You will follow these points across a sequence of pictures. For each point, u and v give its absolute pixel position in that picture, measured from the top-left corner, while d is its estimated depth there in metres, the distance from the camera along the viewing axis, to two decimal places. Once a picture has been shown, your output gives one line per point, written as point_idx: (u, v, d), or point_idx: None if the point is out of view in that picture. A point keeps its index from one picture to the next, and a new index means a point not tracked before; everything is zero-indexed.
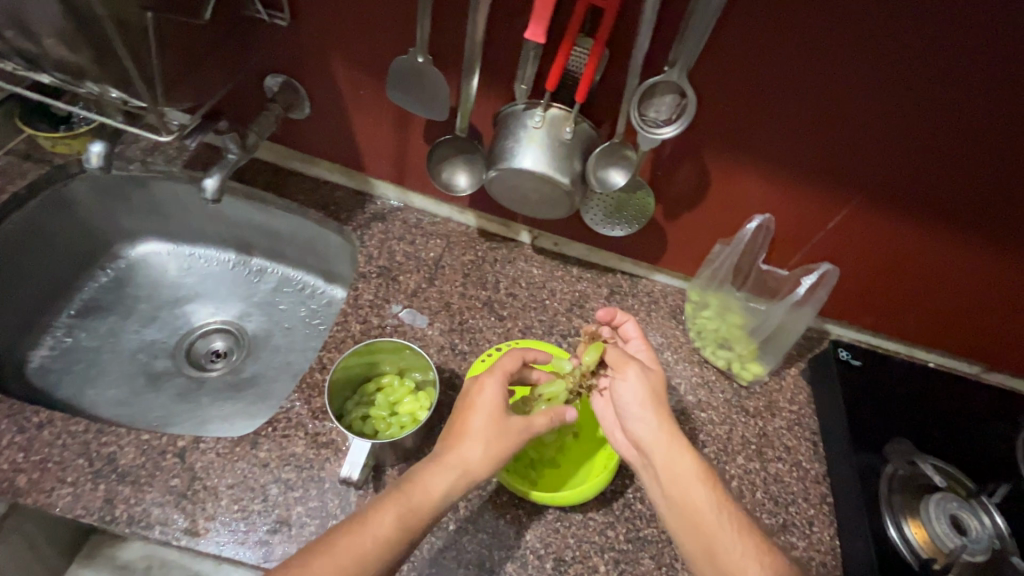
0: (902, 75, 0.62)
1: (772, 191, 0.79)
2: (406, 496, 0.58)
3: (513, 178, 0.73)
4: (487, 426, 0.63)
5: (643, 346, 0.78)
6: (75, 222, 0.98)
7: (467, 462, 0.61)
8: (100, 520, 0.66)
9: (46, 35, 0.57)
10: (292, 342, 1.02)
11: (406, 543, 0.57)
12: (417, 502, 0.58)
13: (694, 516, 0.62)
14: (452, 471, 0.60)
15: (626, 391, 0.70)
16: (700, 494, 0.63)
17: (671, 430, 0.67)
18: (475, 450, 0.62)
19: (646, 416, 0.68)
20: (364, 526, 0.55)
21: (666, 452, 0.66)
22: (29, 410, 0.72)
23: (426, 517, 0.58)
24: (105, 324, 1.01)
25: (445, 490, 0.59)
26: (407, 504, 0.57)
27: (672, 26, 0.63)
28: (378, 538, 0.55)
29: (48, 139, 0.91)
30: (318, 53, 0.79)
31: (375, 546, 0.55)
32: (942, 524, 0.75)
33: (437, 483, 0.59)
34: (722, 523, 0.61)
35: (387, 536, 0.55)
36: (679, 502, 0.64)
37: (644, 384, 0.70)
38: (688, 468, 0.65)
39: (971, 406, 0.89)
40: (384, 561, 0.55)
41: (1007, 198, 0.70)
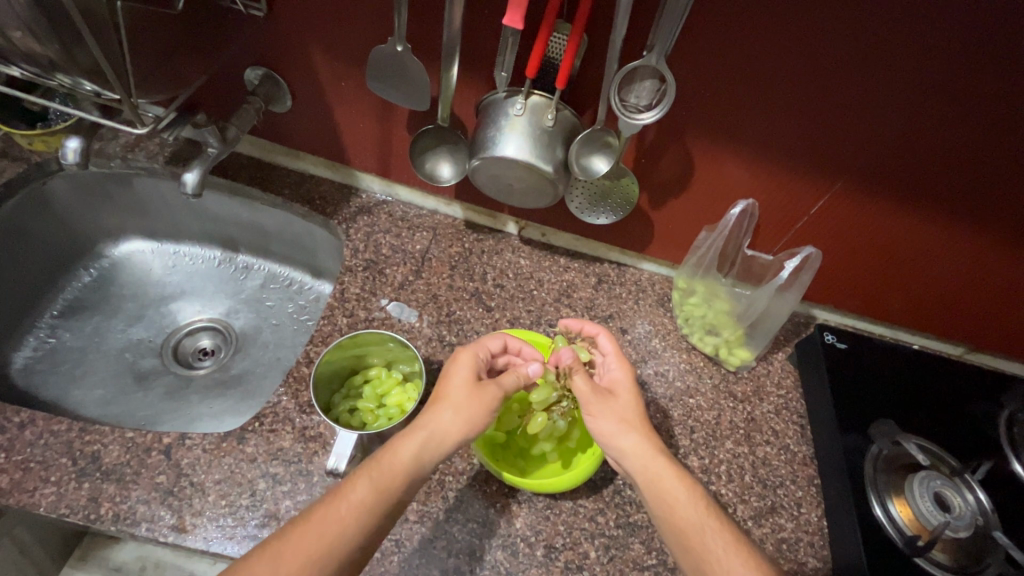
0: (884, 55, 0.62)
1: (756, 178, 0.79)
2: (377, 463, 0.59)
3: (497, 167, 0.73)
4: (460, 391, 0.65)
5: (616, 363, 0.74)
6: (56, 221, 0.97)
7: (438, 426, 0.62)
8: (85, 519, 0.66)
9: (12, 26, 0.56)
10: (281, 339, 1.02)
11: (384, 510, 0.56)
12: (389, 465, 0.58)
13: (682, 535, 0.61)
14: (422, 433, 0.61)
15: (599, 427, 0.68)
16: (688, 512, 0.62)
17: (651, 453, 0.66)
18: (446, 414, 0.63)
19: (624, 445, 0.66)
20: (339, 496, 0.56)
21: (648, 476, 0.64)
22: (10, 411, 0.72)
23: (402, 479, 0.58)
24: (90, 324, 0.99)
25: (415, 452, 0.60)
26: (380, 470, 0.58)
27: (651, 10, 0.63)
28: (352, 505, 0.56)
29: (25, 137, 0.89)
30: (297, 45, 0.78)
31: (352, 513, 0.55)
32: (926, 502, 0.76)
33: (409, 446, 0.60)
34: (710, 543, 0.59)
35: (362, 501, 0.56)
36: (666, 523, 0.62)
37: (614, 417, 0.68)
38: (672, 488, 0.63)
39: (955, 386, 0.90)
40: (364, 525, 0.55)
41: (988, 179, 0.71)
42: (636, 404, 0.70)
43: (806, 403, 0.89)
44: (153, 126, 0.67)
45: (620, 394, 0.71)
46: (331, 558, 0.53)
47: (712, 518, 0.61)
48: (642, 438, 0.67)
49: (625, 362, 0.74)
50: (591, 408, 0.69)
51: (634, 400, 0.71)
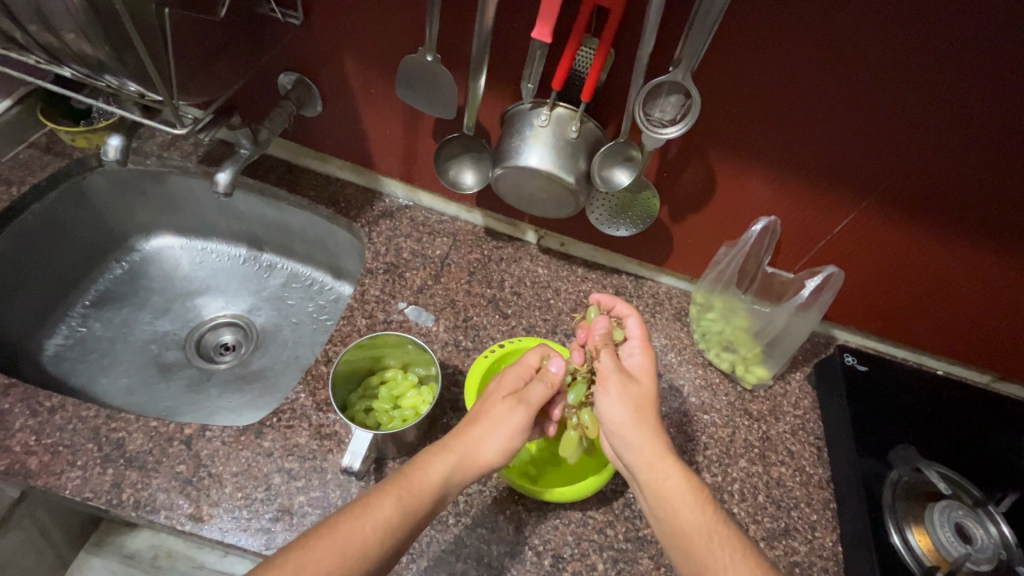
0: (913, 78, 0.62)
1: (779, 195, 0.79)
2: (409, 482, 0.58)
3: (519, 176, 0.74)
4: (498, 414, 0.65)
5: (642, 354, 0.73)
6: (94, 214, 1.00)
7: (472, 448, 0.63)
8: (107, 504, 0.68)
9: (68, 28, 0.59)
10: (300, 337, 1.04)
11: (407, 529, 0.56)
12: (421, 485, 0.59)
13: (683, 536, 0.60)
14: (455, 456, 0.62)
15: (610, 407, 0.68)
16: (693, 516, 0.61)
17: (660, 453, 0.64)
18: (484, 437, 0.64)
19: (631, 436, 0.66)
20: (370, 507, 0.55)
21: (654, 475, 0.64)
22: (42, 395, 0.74)
23: (429, 499, 0.59)
24: (119, 315, 1.03)
25: (448, 474, 0.61)
26: (410, 488, 0.58)
27: (678, 27, 0.64)
28: (381, 523, 0.55)
29: (69, 133, 0.94)
30: (330, 52, 0.81)
31: (379, 530, 0.54)
32: (947, 533, 0.74)
33: (439, 468, 0.60)
34: (715, 549, 0.59)
35: (389, 520, 0.55)
36: (669, 522, 0.62)
37: (626, 402, 0.68)
38: (678, 489, 0.63)
39: (979, 414, 0.88)
40: (386, 546, 0.54)
41: (1012, 202, 0.70)
42: (651, 395, 0.70)
43: (824, 425, 0.88)
44: (191, 128, 0.70)
45: (642, 380, 0.70)
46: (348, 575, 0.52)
47: (721, 525, 0.61)
48: (649, 433, 0.66)
49: (649, 351, 0.73)
50: (608, 385, 0.69)
51: (650, 391, 0.70)
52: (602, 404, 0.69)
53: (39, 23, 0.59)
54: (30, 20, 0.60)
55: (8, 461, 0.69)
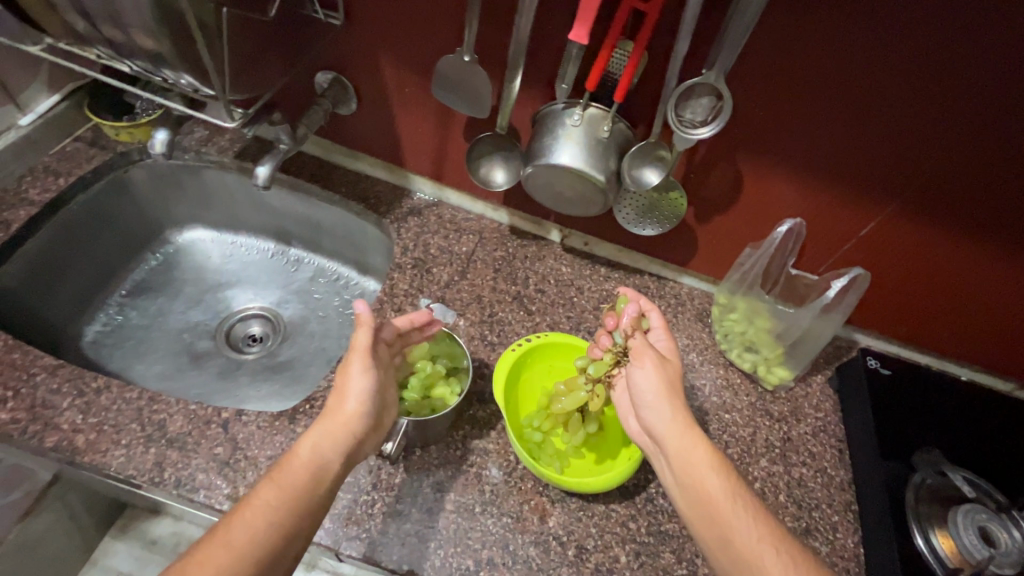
0: (937, 81, 0.63)
1: (802, 196, 0.80)
2: (279, 475, 0.58)
3: (550, 174, 0.76)
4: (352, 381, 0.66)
5: (665, 335, 0.76)
6: (133, 206, 1.04)
7: (336, 416, 0.63)
8: (149, 481, 0.70)
9: (131, 24, 0.62)
10: (327, 330, 1.06)
11: (293, 515, 0.56)
12: (287, 468, 0.59)
13: (706, 502, 0.62)
14: (319, 433, 0.62)
15: (644, 380, 0.70)
16: (715, 482, 0.62)
17: (686, 423, 0.67)
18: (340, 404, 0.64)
19: (660, 407, 0.68)
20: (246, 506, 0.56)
21: (679, 445, 0.65)
22: (88, 376, 0.77)
23: (303, 479, 0.59)
24: (153, 305, 1.06)
25: (312, 449, 0.61)
26: (281, 474, 0.58)
27: (714, 31, 0.65)
28: (258, 517, 0.55)
29: (113, 128, 0.97)
30: (369, 52, 0.83)
31: (259, 524, 0.54)
32: (970, 536, 0.73)
33: (305, 444, 0.61)
34: (738, 513, 0.60)
35: (269, 513, 0.55)
36: (691, 489, 0.63)
37: (659, 374, 0.70)
38: (702, 458, 0.64)
39: (1004, 421, 0.87)
40: (275, 531, 0.55)
41: None
42: (680, 373, 0.72)
43: (845, 428, 0.88)
44: (242, 121, 0.74)
45: (671, 359, 0.73)
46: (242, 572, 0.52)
47: (742, 492, 0.62)
48: (677, 405, 0.68)
49: (671, 335, 0.76)
50: (641, 358, 0.71)
51: (677, 368, 0.72)
52: (635, 380, 0.71)
53: (104, 19, 0.62)
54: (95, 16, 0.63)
55: (57, 438, 0.72)
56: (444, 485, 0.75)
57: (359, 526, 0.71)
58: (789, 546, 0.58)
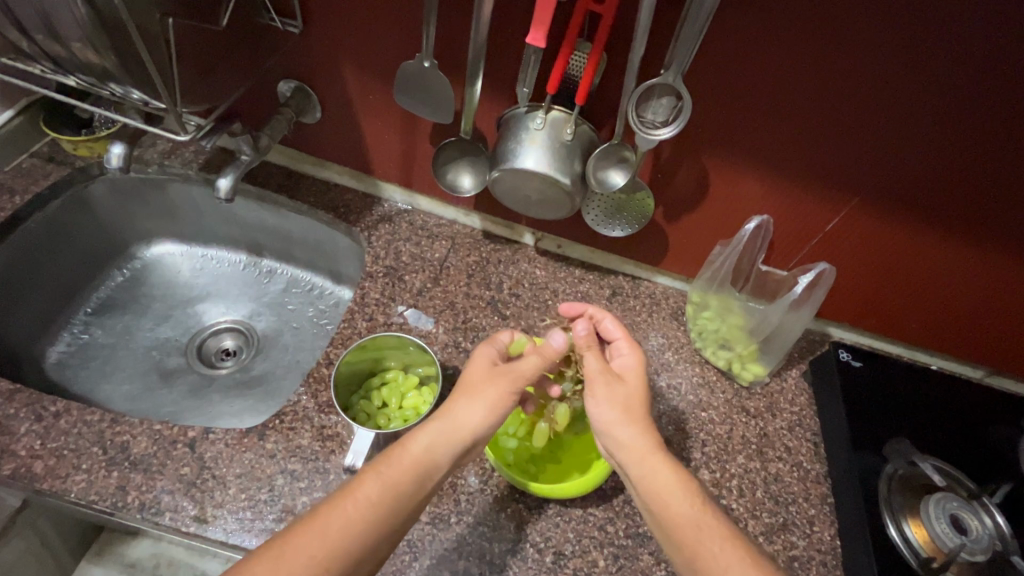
0: (892, 73, 0.64)
1: (772, 192, 0.80)
2: (389, 460, 0.60)
3: (516, 178, 0.75)
4: (479, 377, 0.67)
5: (628, 352, 0.74)
6: (96, 222, 1.02)
7: (455, 415, 0.63)
8: (112, 506, 0.68)
9: (74, 38, 0.60)
10: (301, 342, 1.04)
11: (392, 510, 0.57)
12: (400, 460, 0.60)
13: (673, 530, 0.60)
14: (438, 427, 0.62)
15: (599, 408, 0.68)
16: (682, 506, 0.60)
17: (650, 448, 0.64)
18: (466, 404, 0.64)
19: (619, 433, 0.66)
20: (351, 492, 0.57)
21: (644, 472, 0.63)
22: (46, 400, 0.75)
23: (412, 474, 0.59)
24: (120, 322, 1.03)
25: (428, 446, 0.61)
26: (392, 467, 0.59)
27: (670, 31, 0.65)
28: (361, 501, 0.56)
29: (71, 142, 0.95)
30: (329, 59, 0.82)
31: (359, 509, 0.56)
32: (942, 524, 0.75)
33: (420, 440, 0.61)
34: (704, 539, 0.58)
35: (373, 500, 0.57)
36: (659, 516, 0.61)
37: (614, 403, 0.68)
38: (667, 484, 0.62)
39: (974, 409, 0.89)
40: (372, 525, 0.56)
41: (995, 193, 0.71)
42: (641, 393, 0.70)
43: (819, 421, 0.89)
44: (194, 134, 0.72)
45: (630, 380, 0.71)
46: (336, 557, 0.54)
47: (709, 515, 0.60)
48: (638, 429, 0.66)
49: (635, 347, 0.74)
50: (597, 387, 0.70)
51: (639, 389, 0.70)
52: (591, 409, 0.69)
53: (46, 33, 0.61)
54: (36, 31, 0.61)
55: (14, 465, 0.70)
56: None
57: None
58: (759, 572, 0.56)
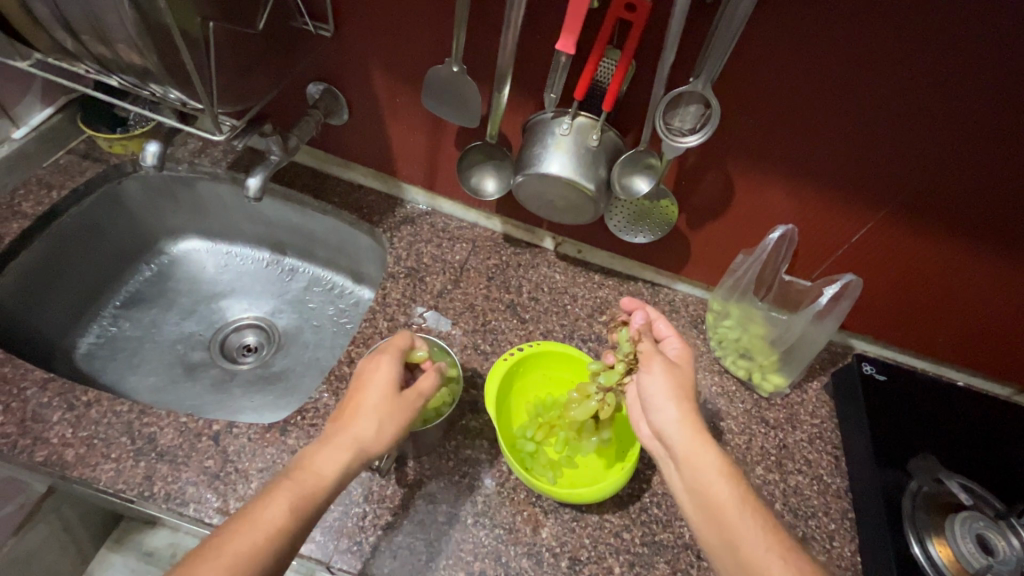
0: (915, 83, 0.64)
1: (795, 201, 0.79)
2: (298, 481, 0.56)
3: (541, 183, 0.76)
4: (381, 402, 0.63)
5: (679, 342, 0.74)
6: (127, 218, 1.04)
7: (358, 438, 0.61)
8: (139, 495, 0.70)
9: (118, 39, 0.62)
10: (321, 339, 1.06)
11: (300, 534, 0.54)
12: (309, 483, 0.56)
13: (713, 508, 0.59)
14: (342, 449, 0.59)
15: (652, 384, 0.68)
16: (724, 489, 0.60)
17: (696, 428, 0.64)
18: (368, 427, 0.62)
19: (668, 409, 0.66)
20: (255, 519, 0.52)
21: (691, 450, 0.63)
22: (78, 390, 0.77)
23: (323, 496, 0.57)
24: (148, 315, 1.06)
25: (338, 468, 0.58)
26: (301, 488, 0.56)
27: (700, 39, 0.65)
28: (272, 526, 0.52)
29: (106, 140, 0.97)
30: (359, 63, 0.84)
31: (271, 535, 0.52)
32: (968, 543, 0.72)
33: (328, 464, 0.58)
34: (746, 521, 0.58)
35: (283, 522, 0.53)
36: (701, 493, 0.61)
37: (668, 378, 0.68)
38: (712, 462, 0.62)
39: (1002, 427, 0.87)
40: (282, 550, 0.52)
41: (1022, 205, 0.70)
42: (692, 380, 0.70)
43: (841, 434, 0.87)
44: (229, 134, 0.74)
45: (683, 365, 0.71)
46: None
47: (753, 501, 0.60)
48: (687, 408, 0.66)
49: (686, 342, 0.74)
50: (651, 365, 0.70)
51: (690, 376, 0.70)
52: (642, 385, 0.70)
53: (93, 35, 0.63)
54: (83, 32, 0.63)
55: (47, 452, 0.72)
56: (437, 496, 0.75)
57: (350, 539, 0.71)
58: (796, 559, 0.55)
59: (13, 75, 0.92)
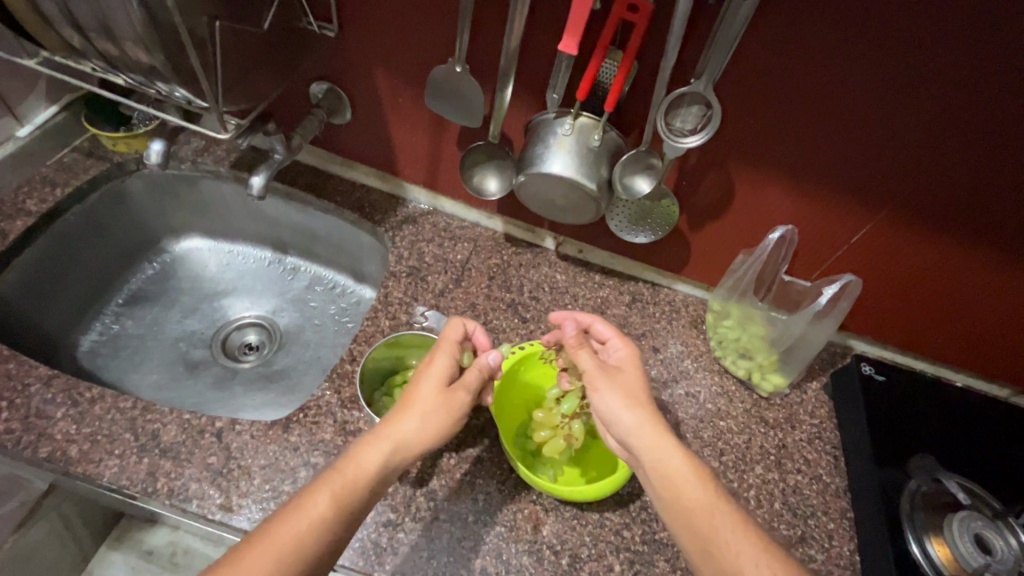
0: (910, 83, 0.64)
1: (793, 201, 0.80)
2: (340, 474, 0.58)
3: (543, 183, 0.76)
4: (430, 396, 0.66)
5: (619, 342, 0.74)
6: (130, 217, 1.05)
7: (404, 434, 0.63)
8: (143, 491, 0.70)
9: (126, 38, 0.63)
10: (322, 338, 1.06)
11: (347, 522, 0.56)
12: (353, 475, 0.58)
13: (683, 514, 0.60)
14: (386, 443, 0.61)
15: (603, 403, 0.68)
16: (693, 492, 0.61)
17: (655, 431, 0.65)
18: (413, 423, 0.64)
19: (624, 418, 0.66)
20: (302, 510, 0.55)
21: (653, 458, 0.63)
22: (82, 386, 0.77)
23: (366, 487, 0.58)
24: (150, 313, 1.06)
25: (381, 461, 0.60)
26: (342, 480, 0.58)
27: (702, 40, 0.66)
28: (316, 517, 0.55)
29: (110, 138, 0.98)
30: (363, 63, 0.84)
31: (313, 525, 0.54)
32: (966, 543, 0.73)
33: (374, 458, 0.60)
34: (720, 524, 0.59)
35: (324, 514, 0.55)
36: (669, 499, 0.62)
37: (616, 388, 0.68)
38: (676, 466, 0.63)
39: (1000, 427, 0.87)
40: (329, 539, 0.55)
41: (1017, 205, 0.70)
42: (640, 379, 0.70)
43: (840, 434, 0.88)
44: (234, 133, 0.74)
45: (626, 368, 0.71)
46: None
47: (722, 501, 0.61)
48: (642, 413, 0.66)
49: (627, 340, 0.74)
50: (595, 379, 0.70)
51: (637, 376, 0.71)
52: (593, 400, 0.70)
53: (101, 33, 0.63)
54: (91, 30, 0.64)
55: (51, 448, 0.72)
56: (438, 494, 0.75)
57: (352, 536, 0.71)
58: (772, 558, 0.57)
59: (19, 73, 0.92)
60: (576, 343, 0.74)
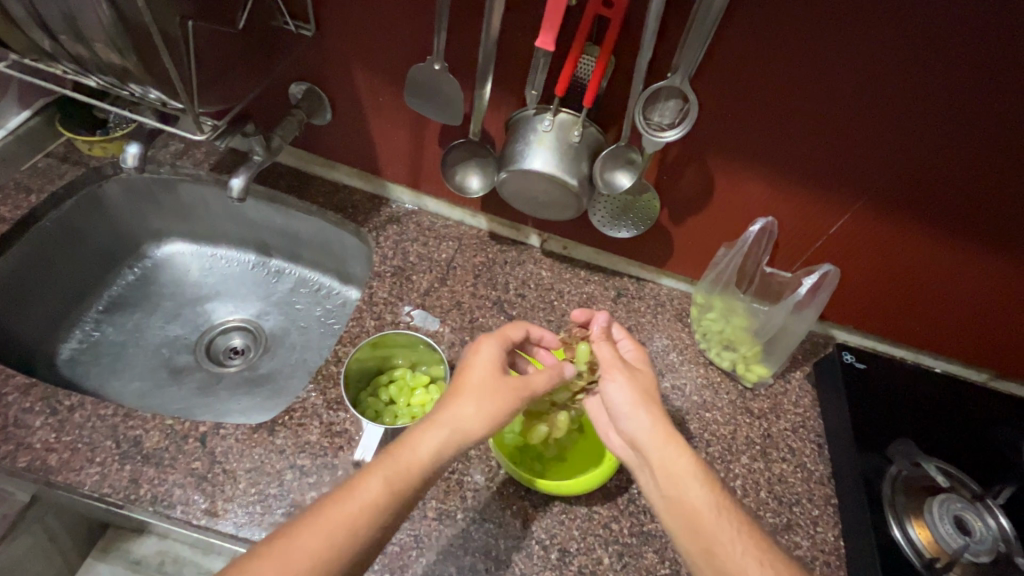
0: (881, 75, 0.65)
1: (772, 194, 0.81)
2: (392, 459, 0.57)
3: (524, 179, 0.76)
4: (486, 380, 0.64)
5: (633, 346, 0.76)
6: (108, 222, 1.03)
7: (461, 420, 0.61)
8: (125, 498, 0.70)
9: (96, 39, 0.62)
10: (308, 340, 1.05)
11: (394, 510, 0.55)
12: (405, 464, 0.57)
13: (688, 514, 0.60)
14: (442, 429, 0.60)
15: (615, 397, 0.68)
16: (699, 494, 0.61)
17: (666, 430, 0.65)
18: (469, 407, 0.62)
19: (637, 417, 0.66)
20: (349, 494, 0.55)
21: (662, 457, 0.63)
22: (61, 394, 0.76)
23: (414, 478, 0.57)
24: (131, 319, 1.05)
25: (435, 449, 0.59)
26: (395, 468, 0.57)
27: (676, 35, 0.67)
28: (365, 503, 0.54)
29: (86, 143, 0.97)
30: (341, 63, 0.84)
31: (364, 510, 0.54)
32: (945, 525, 0.76)
33: (426, 446, 0.59)
34: (720, 525, 0.59)
35: (375, 500, 0.55)
36: (674, 499, 0.61)
37: (631, 386, 0.68)
38: (685, 466, 0.63)
39: (977, 412, 0.89)
40: (373, 526, 0.54)
41: (988, 192, 0.72)
42: (652, 381, 0.71)
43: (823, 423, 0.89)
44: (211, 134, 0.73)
45: (642, 368, 0.72)
46: (337, 561, 0.52)
47: (725, 501, 0.61)
48: (655, 413, 0.66)
49: (640, 346, 0.76)
50: (613, 375, 0.69)
51: (650, 377, 0.71)
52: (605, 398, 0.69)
53: (70, 33, 0.62)
54: (61, 31, 0.63)
55: (30, 457, 0.71)
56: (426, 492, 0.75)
57: None
58: (774, 558, 0.57)
59: None
60: (599, 337, 0.74)
